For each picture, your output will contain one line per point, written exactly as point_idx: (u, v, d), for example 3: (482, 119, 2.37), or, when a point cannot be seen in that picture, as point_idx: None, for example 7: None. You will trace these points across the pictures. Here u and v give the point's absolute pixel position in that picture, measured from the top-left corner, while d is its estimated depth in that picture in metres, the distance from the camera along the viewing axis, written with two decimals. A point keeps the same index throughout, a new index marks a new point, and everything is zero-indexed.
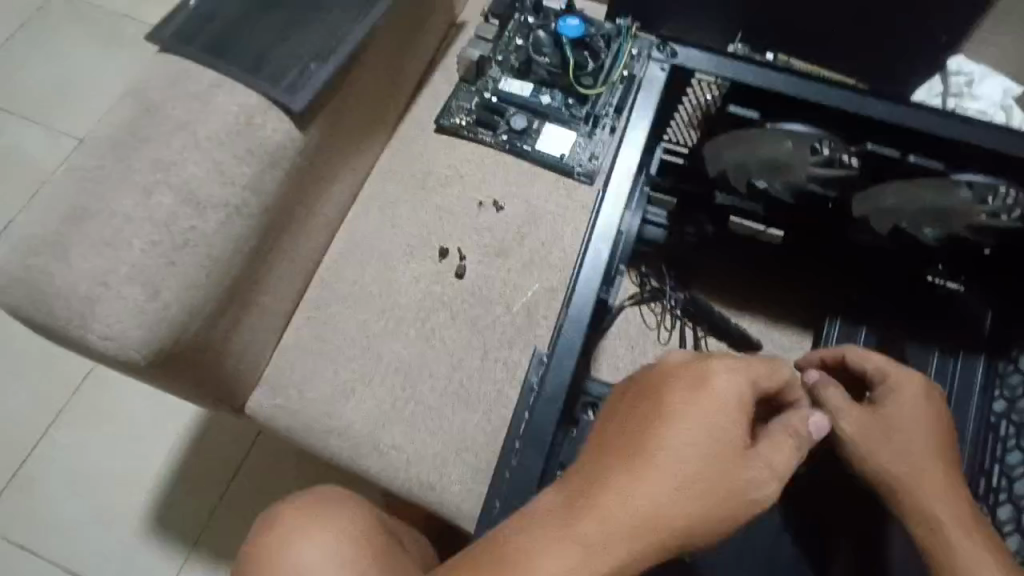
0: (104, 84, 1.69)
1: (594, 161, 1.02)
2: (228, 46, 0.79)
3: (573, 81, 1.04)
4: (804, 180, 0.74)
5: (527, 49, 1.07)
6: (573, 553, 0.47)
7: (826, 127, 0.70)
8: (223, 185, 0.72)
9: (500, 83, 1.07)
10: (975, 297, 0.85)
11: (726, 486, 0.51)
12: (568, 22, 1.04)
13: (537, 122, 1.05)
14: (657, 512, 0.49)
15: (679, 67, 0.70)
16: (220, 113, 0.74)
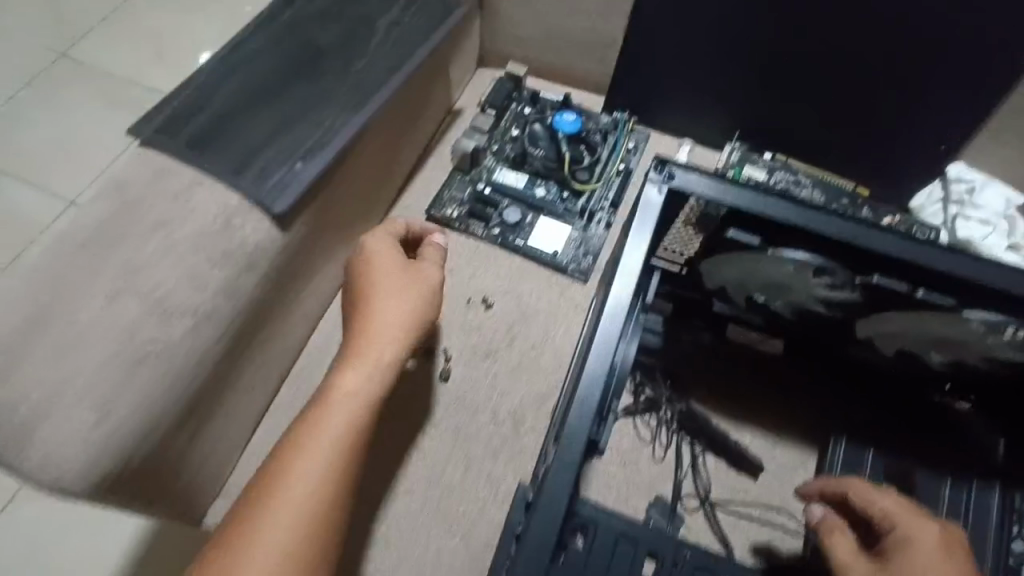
0: (100, 147, 1.68)
1: (588, 258, 0.99)
2: (215, 143, 0.76)
3: (569, 175, 1.03)
4: (807, 300, 0.72)
5: (523, 141, 1.06)
6: (349, 393, 0.70)
7: (831, 256, 0.64)
8: (193, 292, 0.68)
9: (494, 173, 1.05)
10: (986, 421, 0.81)
11: (416, 293, 0.78)
12: (565, 117, 1.04)
13: (531, 216, 1.02)
14: (382, 330, 0.74)
15: (678, 190, 0.64)
16: (198, 214, 0.71)
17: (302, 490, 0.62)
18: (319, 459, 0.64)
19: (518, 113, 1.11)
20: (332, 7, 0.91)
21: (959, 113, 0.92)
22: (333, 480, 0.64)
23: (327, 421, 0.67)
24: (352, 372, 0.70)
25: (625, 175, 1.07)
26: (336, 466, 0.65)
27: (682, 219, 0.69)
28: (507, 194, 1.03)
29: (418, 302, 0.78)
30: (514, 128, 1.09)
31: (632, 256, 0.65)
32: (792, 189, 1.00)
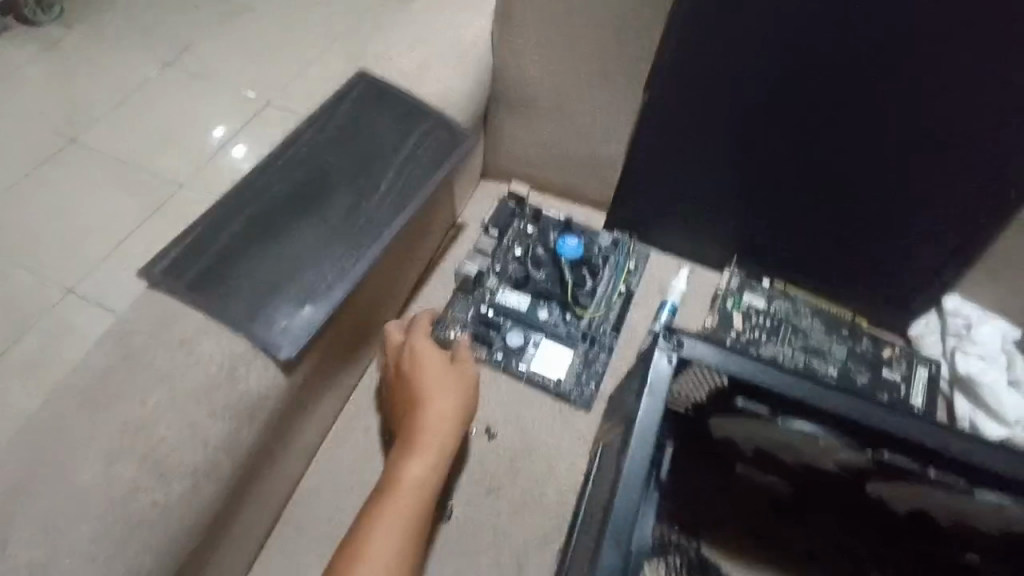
0: (96, 227, 1.61)
1: (592, 385, 0.99)
2: (221, 287, 0.76)
3: (572, 298, 1.03)
4: (822, 459, 0.72)
5: (526, 263, 1.07)
6: (413, 483, 0.76)
7: (842, 431, 0.66)
8: (194, 451, 0.67)
9: (498, 294, 1.04)
10: None
11: (464, 382, 0.86)
12: (567, 242, 1.05)
13: (534, 339, 1.01)
14: (439, 424, 0.81)
15: (687, 359, 0.65)
16: (201, 365, 0.70)
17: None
18: (394, 547, 0.71)
19: (521, 231, 1.11)
20: (343, 142, 0.94)
21: (952, 250, 0.95)
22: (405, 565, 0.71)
23: (396, 509, 0.74)
24: (416, 462, 0.78)
25: (625, 298, 1.08)
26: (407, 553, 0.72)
27: (692, 380, 0.70)
28: (509, 315, 1.02)
29: (465, 392, 0.85)
30: (518, 246, 1.09)
31: (648, 416, 0.63)
32: (792, 318, 1.01)
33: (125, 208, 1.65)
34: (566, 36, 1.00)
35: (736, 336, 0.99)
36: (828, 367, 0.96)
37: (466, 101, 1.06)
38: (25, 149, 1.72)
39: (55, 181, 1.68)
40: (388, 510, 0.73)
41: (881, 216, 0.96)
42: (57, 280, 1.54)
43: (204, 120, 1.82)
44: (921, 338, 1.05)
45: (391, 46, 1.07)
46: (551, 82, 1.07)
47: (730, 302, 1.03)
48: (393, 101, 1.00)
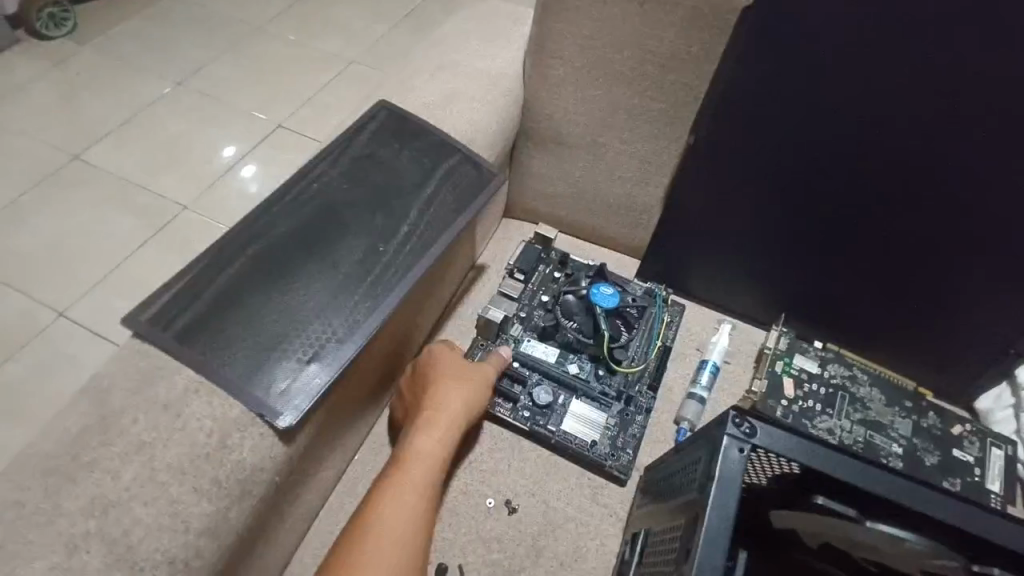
0: (92, 251, 1.52)
1: (630, 452, 0.87)
2: (219, 339, 0.67)
3: (607, 354, 0.92)
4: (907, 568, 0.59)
5: (555, 309, 0.96)
6: (419, 464, 0.73)
7: (936, 535, 0.55)
8: (172, 534, 0.57)
9: (522, 343, 0.95)
10: None
11: (476, 373, 0.84)
12: (602, 289, 0.94)
13: (563, 397, 0.90)
14: (447, 408, 0.78)
15: (760, 448, 0.56)
16: (189, 431, 0.61)
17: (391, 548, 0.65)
18: (398, 526, 0.67)
19: (547, 278, 1.03)
20: (358, 177, 0.86)
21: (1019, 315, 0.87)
22: (415, 540, 0.68)
23: (401, 488, 0.70)
24: (422, 441, 0.75)
25: (664, 352, 0.98)
26: (417, 527, 0.69)
27: (760, 467, 0.60)
28: (535, 368, 0.92)
29: (477, 382, 0.82)
30: (544, 294, 1.01)
31: (718, 515, 0.52)
32: (848, 386, 0.91)
33: (125, 231, 1.57)
34: (607, 71, 0.94)
35: (788, 406, 0.89)
36: (892, 444, 0.86)
37: (494, 136, 0.99)
38: (22, 167, 1.64)
39: (52, 201, 1.59)
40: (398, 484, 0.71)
41: (945, 274, 0.88)
42: (47, 304, 1.43)
43: (211, 143, 1.76)
44: (989, 411, 0.97)
45: (416, 75, 1.01)
46: (586, 118, 1.00)
47: (780, 365, 0.92)
48: (415, 133, 0.92)
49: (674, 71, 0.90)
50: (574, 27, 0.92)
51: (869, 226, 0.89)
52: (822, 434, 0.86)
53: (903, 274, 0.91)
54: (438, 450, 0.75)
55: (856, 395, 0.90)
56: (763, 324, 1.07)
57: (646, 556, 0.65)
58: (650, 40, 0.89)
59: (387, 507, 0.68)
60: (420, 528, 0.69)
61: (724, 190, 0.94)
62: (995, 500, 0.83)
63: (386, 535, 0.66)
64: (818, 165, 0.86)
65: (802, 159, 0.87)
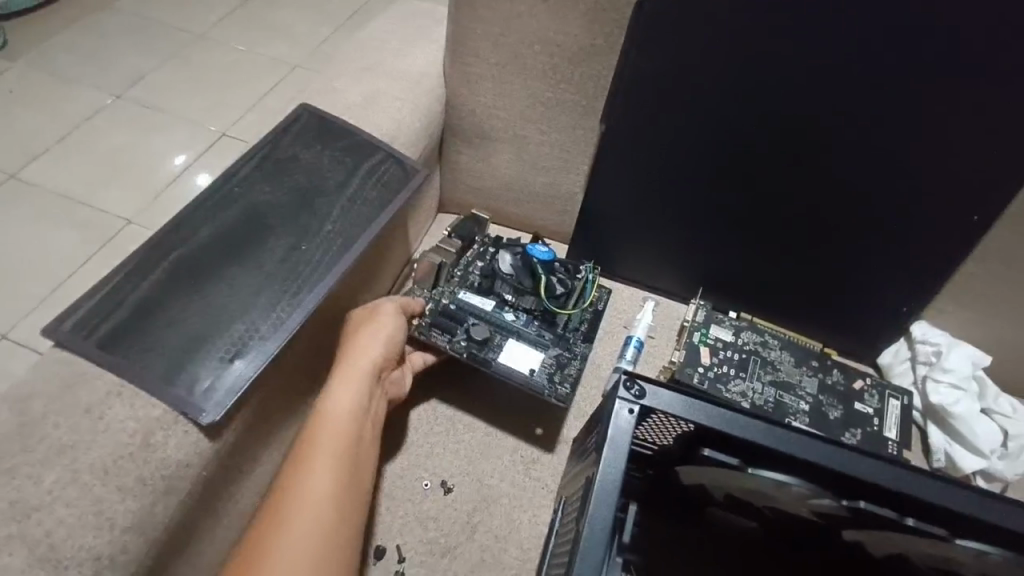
0: (33, 269, 1.50)
1: (566, 384, 0.92)
2: (140, 343, 0.69)
3: (545, 300, 0.97)
4: (802, 509, 0.64)
5: (491, 264, 1.01)
6: (333, 414, 0.76)
7: (812, 479, 0.60)
8: (97, 531, 0.59)
9: (460, 292, 0.99)
10: None
11: (385, 326, 0.87)
12: (538, 246, 0.99)
13: (501, 336, 0.95)
14: (356, 360, 0.82)
15: (649, 409, 0.60)
16: (112, 432, 0.63)
17: (318, 502, 0.69)
18: (315, 473, 0.70)
19: (481, 249, 1.06)
20: (282, 179, 0.89)
21: (910, 273, 0.95)
22: (342, 483, 0.71)
23: (314, 439, 0.73)
24: (333, 394, 0.78)
25: (596, 314, 1.02)
26: (343, 469, 0.72)
27: (657, 427, 0.65)
28: (471, 313, 0.97)
29: (385, 335, 0.86)
30: (478, 259, 1.04)
31: (609, 473, 0.57)
32: (760, 350, 0.97)
33: (66, 247, 1.55)
34: (522, 64, 0.98)
35: (704, 372, 0.95)
36: (800, 402, 0.92)
37: (419, 133, 1.01)
38: None
39: None
40: (321, 437, 0.74)
41: (844, 240, 0.95)
42: None
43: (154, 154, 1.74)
44: (891, 365, 1.04)
45: (340, 76, 1.03)
46: (507, 112, 1.04)
47: (697, 335, 0.98)
48: (337, 134, 0.94)
49: (584, 63, 0.94)
50: (487, 25, 0.96)
51: (772, 200, 0.95)
52: (736, 396, 0.92)
53: (807, 242, 0.97)
54: (349, 399, 0.78)
55: (767, 358, 0.97)
56: (687, 298, 1.12)
57: (561, 521, 0.69)
58: (558, 34, 0.93)
59: (308, 456, 0.72)
60: (345, 472, 0.73)
61: (638, 174, 0.99)
62: (891, 445, 0.90)
63: (312, 490, 0.69)
64: (722, 144, 0.92)
65: (705, 139, 0.93)
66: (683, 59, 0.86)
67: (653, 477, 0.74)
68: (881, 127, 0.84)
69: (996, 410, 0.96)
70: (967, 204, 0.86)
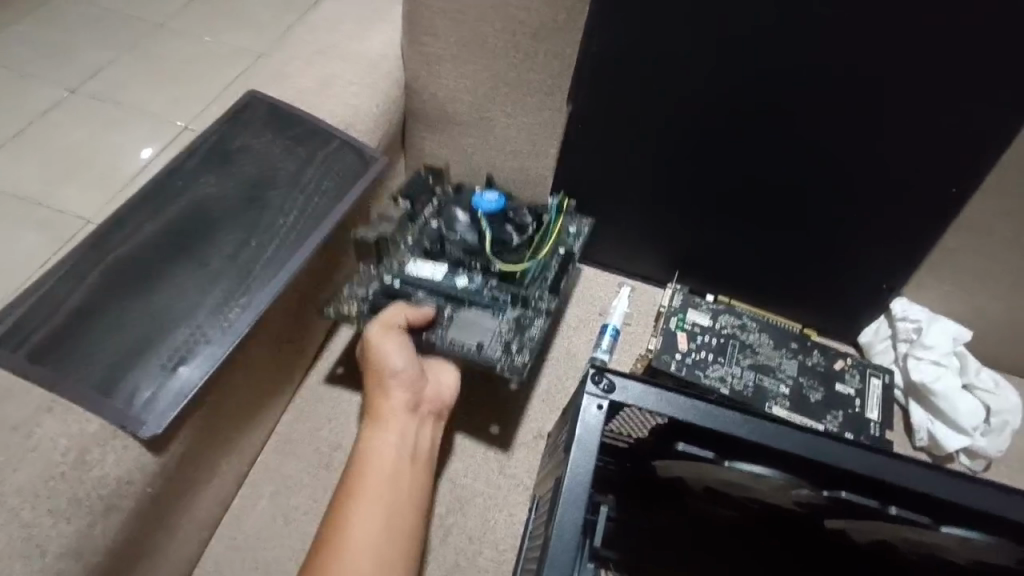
0: None
1: (522, 351, 0.86)
2: (73, 354, 0.64)
3: (496, 259, 0.92)
4: (788, 500, 0.60)
5: (439, 226, 0.95)
6: (378, 456, 0.75)
7: (789, 469, 0.57)
8: (26, 560, 0.54)
9: (406, 265, 0.92)
10: None
11: (402, 352, 0.82)
12: (485, 197, 0.96)
13: (451, 310, 0.89)
14: (386, 398, 0.80)
15: (619, 404, 0.57)
16: (41, 450, 0.58)
17: (371, 549, 0.67)
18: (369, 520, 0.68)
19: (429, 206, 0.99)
20: (230, 172, 0.84)
21: (888, 249, 0.92)
22: (398, 524, 0.70)
23: (357, 484, 0.72)
24: (373, 437, 0.77)
25: (564, 259, 0.98)
26: (396, 509, 0.71)
27: (628, 420, 0.61)
28: (419, 285, 0.90)
29: (405, 362, 0.81)
30: (429, 218, 0.98)
31: (578, 473, 0.53)
32: (739, 334, 0.95)
33: None
34: (483, 42, 0.92)
35: (681, 359, 0.91)
36: (780, 385, 0.90)
37: (377, 118, 0.96)
38: None
39: None
40: (362, 482, 0.72)
41: (820, 217, 0.92)
42: None
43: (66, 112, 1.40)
44: (870, 345, 1.01)
45: (291, 62, 0.97)
46: (470, 94, 0.99)
47: (674, 321, 0.95)
48: (288, 121, 0.89)
49: (547, 40, 0.88)
50: (444, 1, 0.89)
51: (746, 177, 0.91)
52: (714, 382, 0.89)
53: (784, 221, 0.94)
54: (390, 438, 0.77)
55: (746, 342, 0.94)
56: (664, 281, 1.08)
57: (532, 524, 0.65)
58: (519, 10, 0.86)
59: (355, 499, 0.70)
60: (400, 512, 0.71)
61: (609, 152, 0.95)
62: (874, 427, 0.87)
63: (361, 537, 0.67)
64: (693, 120, 0.88)
65: (674, 116, 0.89)
66: (649, 32, 0.82)
67: (630, 472, 0.72)
68: (855, 99, 0.80)
69: (978, 384, 0.93)
70: (945, 177, 0.83)
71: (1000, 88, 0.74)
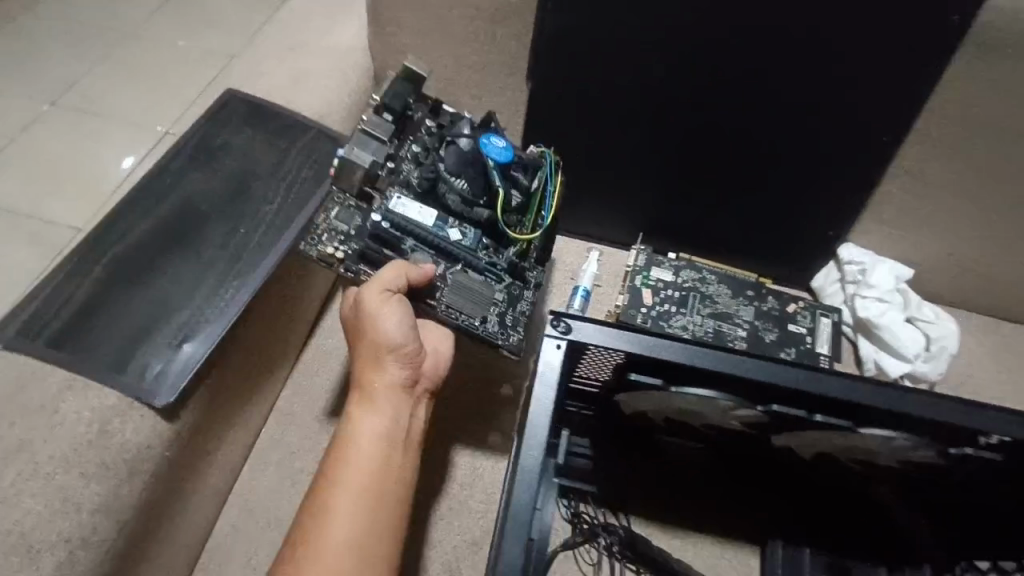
0: None
1: (518, 330, 0.82)
2: (87, 339, 0.71)
3: (502, 221, 0.82)
4: (730, 421, 0.69)
5: (432, 160, 0.84)
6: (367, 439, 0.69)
7: (730, 390, 0.65)
8: (65, 518, 0.61)
9: (391, 201, 0.80)
10: (932, 526, 0.77)
11: (401, 323, 0.74)
12: (494, 142, 0.81)
13: (443, 268, 0.82)
14: (377, 373, 0.74)
15: (576, 343, 0.64)
16: (67, 424, 0.65)
17: (352, 547, 0.63)
18: (351, 515, 0.64)
19: (416, 130, 0.87)
20: (214, 167, 0.90)
21: (832, 198, 0.99)
22: (382, 519, 0.65)
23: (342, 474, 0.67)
24: (361, 417, 0.71)
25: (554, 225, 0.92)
26: (382, 501, 0.66)
27: (589, 361, 0.69)
28: (409, 231, 0.80)
29: (404, 335, 0.74)
30: (414, 145, 0.86)
31: (541, 403, 0.62)
32: (699, 286, 1.02)
33: None
34: (443, 29, 0.97)
35: (647, 312, 0.99)
36: (737, 329, 0.98)
37: (349, 108, 1.02)
38: None
39: None
40: (348, 469, 0.67)
41: (768, 172, 0.99)
42: None
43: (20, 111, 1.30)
44: (822, 289, 1.09)
45: (263, 61, 1.03)
46: (435, 79, 1.05)
47: (638, 279, 1.02)
48: (265, 117, 0.95)
49: (503, 23, 0.94)
50: None
51: (698, 140, 0.98)
52: (677, 331, 0.98)
53: (736, 178, 1.01)
54: (380, 419, 0.71)
55: (706, 293, 1.01)
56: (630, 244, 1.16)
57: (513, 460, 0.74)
58: None
59: (336, 491, 0.65)
60: (387, 505, 0.66)
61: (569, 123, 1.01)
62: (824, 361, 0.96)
63: (341, 535, 0.63)
64: (643, 89, 0.94)
65: (626, 86, 0.95)
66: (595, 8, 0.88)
67: (600, 413, 0.79)
68: (788, 60, 0.87)
69: (918, 316, 1.01)
70: (877, 127, 0.90)
71: (914, 42, 0.82)
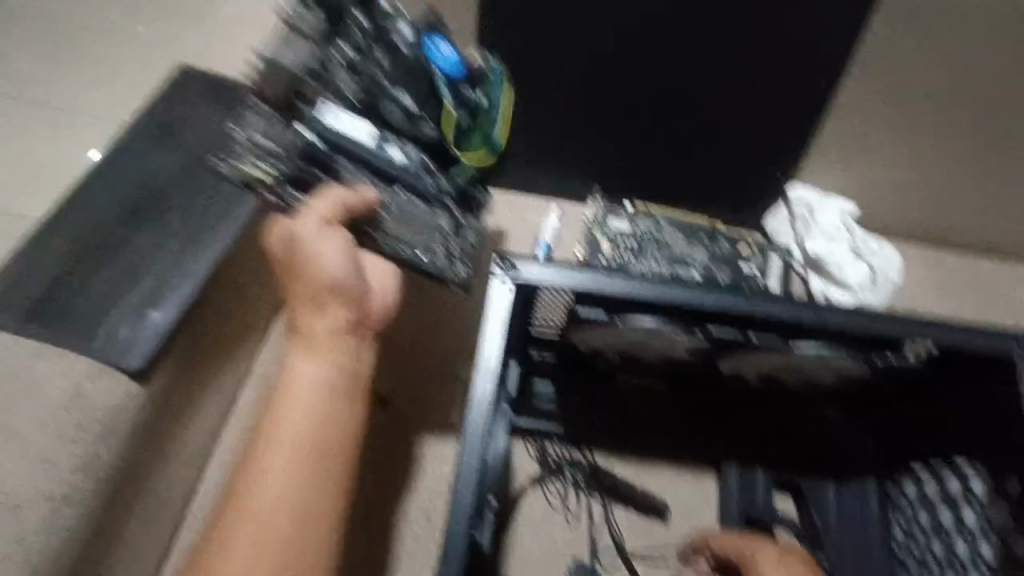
0: None
1: (467, 260, 0.83)
2: (55, 309, 0.73)
3: (449, 139, 0.82)
4: (678, 349, 0.74)
5: (370, 71, 0.77)
6: (303, 384, 0.73)
7: (673, 317, 0.69)
8: (46, 476, 0.65)
9: (328, 118, 0.75)
10: (859, 427, 0.89)
11: (331, 264, 0.75)
12: (444, 51, 0.81)
13: (385, 194, 0.80)
14: (312, 318, 0.76)
15: (524, 283, 0.66)
16: (40, 391, 0.68)
17: (289, 487, 0.68)
18: (287, 459, 0.69)
19: (348, 29, 0.77)
20: (170, 136, 0.90)
21: (780, 141, 1.02)
22: (319, 460, 0.70)
23: (279, 421, 0.71)
24: (298, 362, 0.74)
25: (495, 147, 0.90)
26: (318, 444, 0.71)
27: (541, 303, 0.73)
28: (347, 150, 0.77)
29: (335, 278, 0.75)
30: (343, 43, 0.77)
31: (490, 342, 0.65)
32: (655, 234, 1.05)
33: None
34: None
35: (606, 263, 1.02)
36: (694, 272, 1.00)
37: None
38: None
39: None
40: (284, 414, 0.71)
41: (718, 121, 1.01)
42: None
43: None
44: (775, 229, 1.13)
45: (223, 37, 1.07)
46: None
47: (598, 231, 1.05)
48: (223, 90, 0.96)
49: None
50: None
51: (648, 93, 0.98)
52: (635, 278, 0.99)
53: (687, 127, 1.03)
54: (316, 362, 0.74)
55: (661, 239, 1.05)
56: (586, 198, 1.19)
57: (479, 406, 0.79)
58: None
59: (275, 437, 0.70)
60: (322, 447, 0.71)
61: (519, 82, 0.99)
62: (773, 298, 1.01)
63: (279, 478, 0.68)
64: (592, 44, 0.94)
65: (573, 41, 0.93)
66: None
67: (560, 355, 0.86)
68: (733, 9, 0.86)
69: (864, 250, 1.09)
70: (821, 72, 0.91)
71: None
